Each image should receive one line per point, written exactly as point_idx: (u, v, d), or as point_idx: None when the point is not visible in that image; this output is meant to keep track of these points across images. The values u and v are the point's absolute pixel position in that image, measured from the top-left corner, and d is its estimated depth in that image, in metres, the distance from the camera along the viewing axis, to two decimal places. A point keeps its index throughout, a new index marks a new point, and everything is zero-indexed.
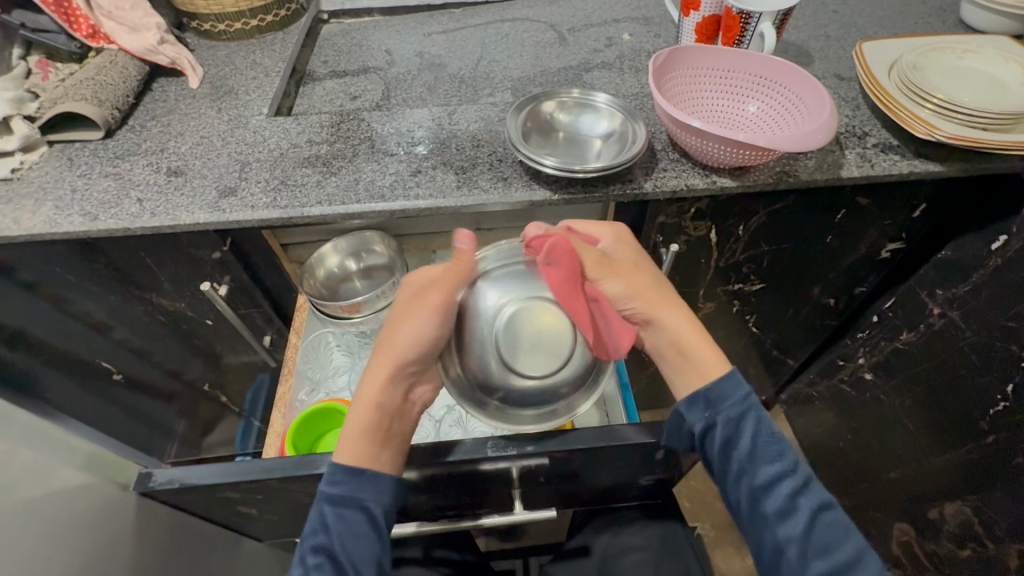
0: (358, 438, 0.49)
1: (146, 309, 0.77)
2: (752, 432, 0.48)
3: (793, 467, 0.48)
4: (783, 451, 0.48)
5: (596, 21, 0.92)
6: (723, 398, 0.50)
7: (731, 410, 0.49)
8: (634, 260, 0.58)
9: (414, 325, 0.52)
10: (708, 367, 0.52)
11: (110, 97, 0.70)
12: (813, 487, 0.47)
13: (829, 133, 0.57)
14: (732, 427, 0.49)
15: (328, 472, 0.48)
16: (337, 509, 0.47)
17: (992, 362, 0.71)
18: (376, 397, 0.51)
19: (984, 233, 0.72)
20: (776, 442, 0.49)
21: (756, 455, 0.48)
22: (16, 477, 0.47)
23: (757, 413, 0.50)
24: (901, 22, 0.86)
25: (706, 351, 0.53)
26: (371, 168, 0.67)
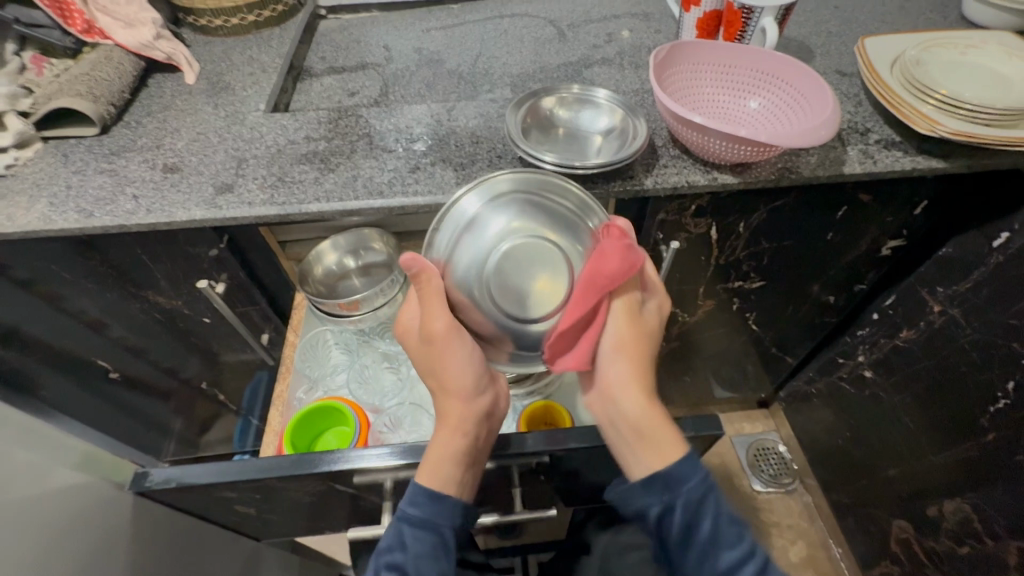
0: (438, 468, 0.48)
1: (143, 307, 0.77)
2: (712, 516, 0.46)
3: (752, 549, 0.46)
4: (743, 534, 0.46)
5: (595, 17, 0.91)
6: (680, 480, 0.46)
7: (692, 490, 0.46)
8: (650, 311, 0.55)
9: (454, 355, 0.50)
10: (664, 453, 0.48)
11: (105, 92, 0.69)
12: (770, 573, 0.45)
13: (832, 129, 0.57)
14: (693, 511, 0.45)
15: (409, 494, 0.48)
16: (415, 530, 0.46)
17: (993, 360, 0.71)
18: (458, 426, 0.50)
19: (986, 230, 0.72)
20: (736, 522, 0.46)
21: (717, 542, 0.45)
22: (10, 477, 0.46)
23: (717, 491, 0.47)
24: (902, 18, 0.85)
25: (668, 435, 0.49)
26: (369, 164, 0.66)
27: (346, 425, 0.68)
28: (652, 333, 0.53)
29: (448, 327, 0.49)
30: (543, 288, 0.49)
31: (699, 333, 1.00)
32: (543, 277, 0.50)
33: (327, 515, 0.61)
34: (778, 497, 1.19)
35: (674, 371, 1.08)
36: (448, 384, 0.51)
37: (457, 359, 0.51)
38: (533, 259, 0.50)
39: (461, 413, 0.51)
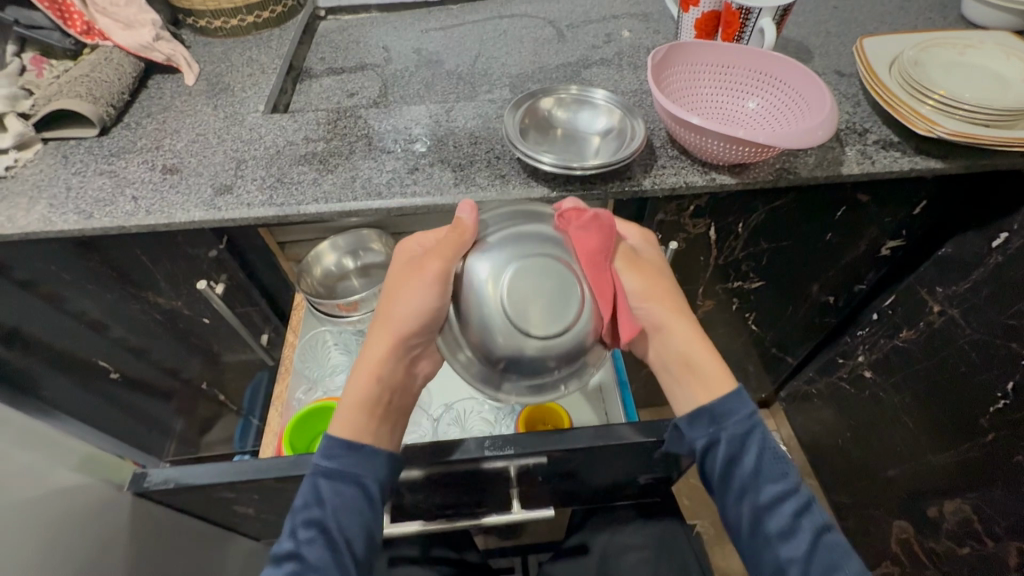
0: (348, 411, 0.50)
1: (142, 307, 0.77)
2: (756, 451, 0.48)
3: (796, 483, 0.47)
4: (787, 470, 0.48)
5: (594, 17, 0.91)
6: (725, 413, 0.49)
7: (736, 428, 0.48)
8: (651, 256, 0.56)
9: (410, 299, 0.50)
10: (716, 379, 0.51)
11: (105, 93, 0.69)
12: (814, 509, 0.47)
13: (830, 129, 0.57)
14: (736, 445, 0.48)
15: (325, 448, 0.49)
16: (332, 483, 0.47)
17: (992, 360, 0.71)
18: (372, 371, 0.52)
19: (985, 231, 0.72)
20: (779, 460, 0.48)
21: (761, 473, 0.47)
22: (9, 478, 0.46)
23: (762, 429, 0.49)
24: (901, 18, 0.85)
25: (712, 364, 0.51)
26: (368, 165, 0.66)
27: None
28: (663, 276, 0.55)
29: (441, 273, 0.49)
30: (551, 310, 0.48)
31: (699, 334, 0.99)
32: (546, 299, 0.48)
33: None
34: None
35: None
36: (396, 326, 0.51)
37: (416, 304, 0.50)
38: (528, 270, 0.48)
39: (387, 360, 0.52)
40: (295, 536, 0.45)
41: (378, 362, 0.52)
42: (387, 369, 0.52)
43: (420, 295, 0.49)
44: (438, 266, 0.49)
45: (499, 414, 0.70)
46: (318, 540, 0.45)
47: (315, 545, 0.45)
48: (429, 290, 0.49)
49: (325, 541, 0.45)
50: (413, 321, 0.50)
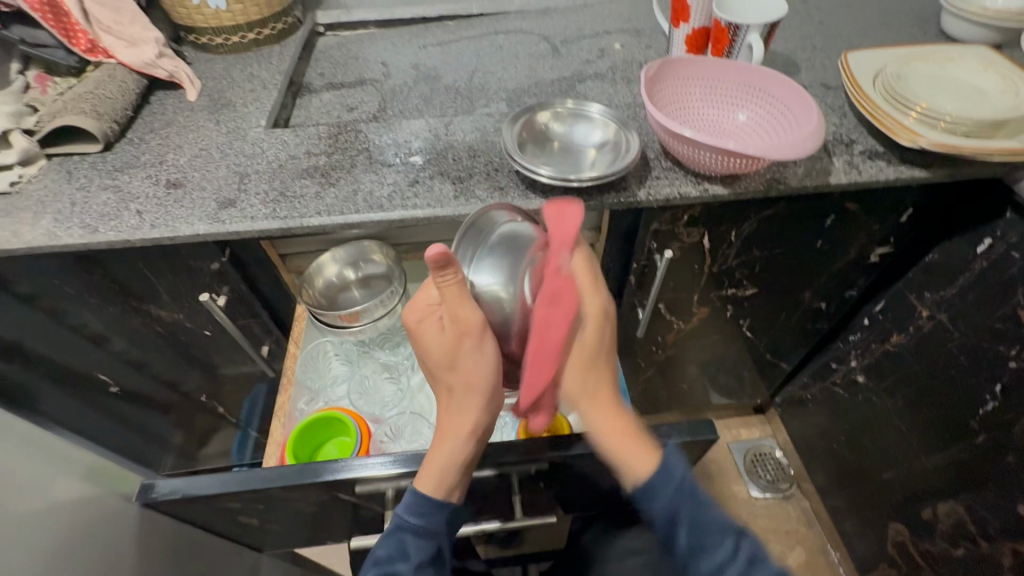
0: (446, 477, 0.49)
1: (144, 320, 0.77)
2: (685, 527, 0.46)
3: (736, 547, 0.46)
4: (723, 534, 0.46)
5: (588, 33, 0.94)
6: (657, 488, 0.47)
7: (662, 508, 0.47)
8: (542, 309, 0.49)
9: (478, 359, 0.49)
10: (636, 460, 0.49)
11: (108, 110, 0.71)
12: (760, 566, 0.45)
13: (818, 141, 0.59)
14: (669, 528, 0.47)
15: (411, 506, 0.49)
16: (418, 539, 0.48)
17: (981, 362, 0.73)
18: (469, 429, 0.50)
19: (969, 237, 0.74)
20: (715, 525, 0.46)
21: (695, 548, 0.46)
22: (15, 490, 0.46)
23: (691, 496, 0.47)
24: (883, 33, 0.88)
25: (629, 442, 0.49)
26: (369, 178, 0.68)
27: (347, 436, 0.69)
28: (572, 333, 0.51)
29: (482, 322, 0.49)
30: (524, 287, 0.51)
31: (695, 342, 1.01)
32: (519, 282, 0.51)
33: (328, 525, 0.62)
34: (776, 503, 1.19)
35: (670, 378, 1.09)
36: (477, 385, 0.50)
37: (487, 361, 0.50)
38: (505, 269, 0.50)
39: (482, 417, 0.51)
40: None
41: (468, 419, 0.51)
42: (483, 422, 0.51)
43: (488, 350, 0.49)
44: (477, 317, 0.48)
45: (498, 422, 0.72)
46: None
47: None
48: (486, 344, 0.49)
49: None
50: (492, 380, 0.51)
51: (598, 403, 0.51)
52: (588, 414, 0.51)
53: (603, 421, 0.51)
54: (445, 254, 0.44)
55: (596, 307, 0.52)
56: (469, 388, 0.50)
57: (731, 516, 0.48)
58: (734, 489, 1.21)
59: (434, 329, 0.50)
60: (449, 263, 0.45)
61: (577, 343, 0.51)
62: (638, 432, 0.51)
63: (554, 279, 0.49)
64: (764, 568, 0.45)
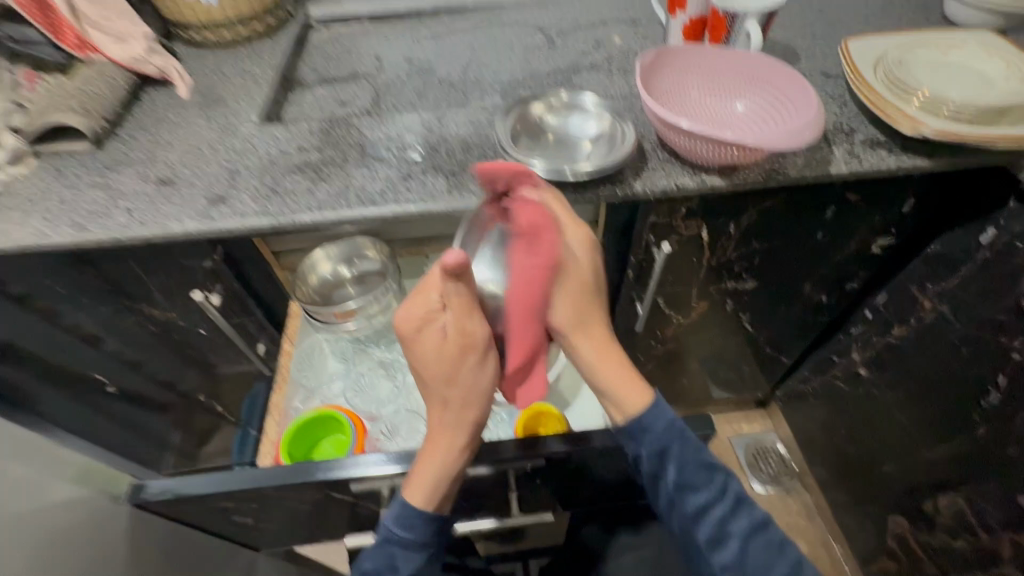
0: (438, 490, 0.49)
1: (138, 320, 0.77)
2: (675, 463, 0.48)
3: (723, 488, 0.48)
4: (712, 474, 0.48)
5: (584, 24, 0.92)
6: (647, 424, 0.49)
7: (652, 449, 0.48)
8: (565, 246, 0.50)
9: (480, 371, 0.49)
10: (630, 391, 0.50)
11: (98, 107, 0.70)
12: (747, 508, 0.48)
13: (817, 130, 0.57)
14: (657, 462, 0.48)
15: (398, 519, 0.48)
16: (405, 551, 0.48)
17: (984, 354, 0.72)
18: (462, 445, 0.50)
19: (972, 227, 0.73)
20: (704, 465, 0.48)
21: (684, 486, 0.48)
22: (4, 493, 0.46)
23: (679, 436, 0.49)
24: (885, 20, 0.87)
25: (624, 373, 0.51)
26: (361, 173, 0.67)
27: (343, 434, 0.68)
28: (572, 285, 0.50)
29: (489, 337, 0.48)
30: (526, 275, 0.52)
31: (694, 336, 1.00)
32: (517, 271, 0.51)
33: (324, 523, 0.61)
34: (777, 497, 1.19)
35: (669, 373, 1.09)
36: (474, 400, 0.50)
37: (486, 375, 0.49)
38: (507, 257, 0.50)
39: (476, 431, 0.51)
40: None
41: (462, 434, 0.50)
42: (474, 438, 0.51)
43: (490, 366, 0.49)
44: (486, 329, 0.47)
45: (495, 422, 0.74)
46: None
47: None
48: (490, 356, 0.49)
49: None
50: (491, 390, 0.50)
51: (589, 329, 0.51)
52: (583, 347, 0.51)
53: (596, 348, 0.51)
54: (462, 261, 0.43)
55: (589, 263, 0.51)
56: (466, 400, 0.49)
57: (720, 463, 0.50)
58: None
59: (435, 340, 0.48)
60: (464, 271, 0.44)
61: (567, 279, 0.49)
62: (627, 359, 0.52)
63: (527, 266, 0.47)
64: (749, 510, 0.48)
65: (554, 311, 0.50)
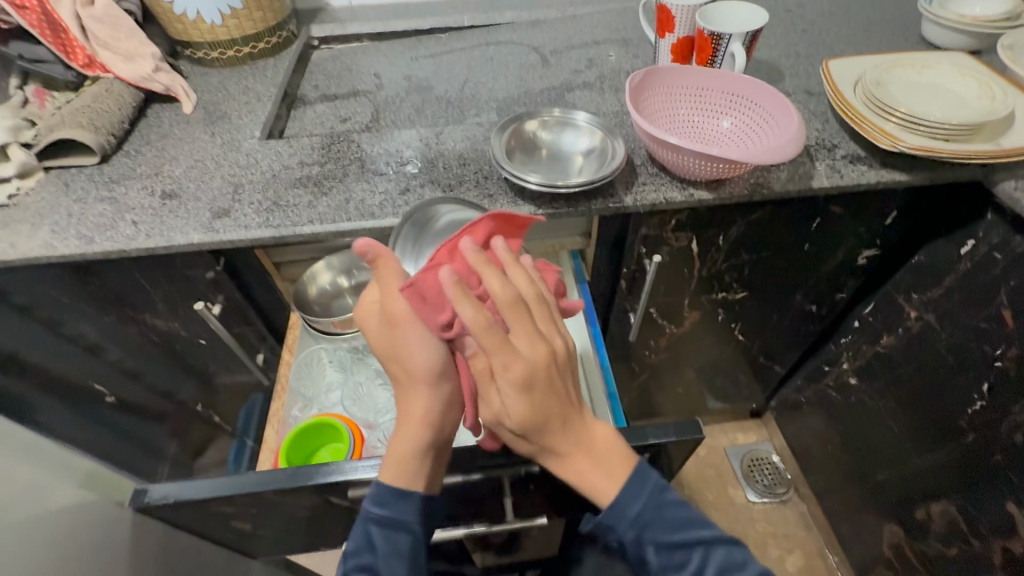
0: (405, 466, 0.48)
1: (140, 330, 0.78)
2: (653, 545, 0.46)
3: (704, 563, 0.45)
4: (691, 549, 0.46)
5: (577, 43, 0.96)
6: (621, 511, 0.46)
7: (628, 529, 0.46)
8: (523, 349, 0.42)
9: (418, 337, 0.48)
10: (601, 491, 0.46)
11: (105, 123, 0.72)
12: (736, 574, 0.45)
13: (798, 146, 0.60)
14: (635, 545, 0.47)
15: (374, 496, 0.48)
16: (383, 530, 0.47)
17: (969, 362, 0.74)
18: (422, 419, 0.49)
19: (952, 239, 0.76)
20: (682, 543, 0.46)
21: (666, 567, 0.46)
22: (10, 497, 0.47)
23: (654, 511, 0.46)
24: (866, 40, 0.90)
25: (602, 469, 0.46)
26: (361, 187, 0.69)
27: (341, 442, 0.70)
28: (529, 392, 0.42)
29: (412, 313, 0.48)
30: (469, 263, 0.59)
31: (688, 346, 1.01)
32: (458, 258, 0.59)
33: (322, 530, 0.62)
34: (773, 507, 1.19)
35: (664, 383, 1.10)
36: (415, 371, 0.48)
37: (422, 341, 0.48)
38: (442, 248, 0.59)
39: (434, 403, 0.49)
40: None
41: (422, 406, 0.49)
42: (438, 411, 0.49)
43: (427, 338, 0.48)
44: (406, 302, 0.47)
45: None
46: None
47: None
48: (423, 322, 0.48)
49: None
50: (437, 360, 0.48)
51: (561, 442, 0.45)
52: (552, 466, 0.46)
53: (568, 449, 0.45)
54: (366, 246, 0.46)
55: (545, 353, 0.43)
56: (414, 372, 0.48)
57: (706, 527, 0.47)
58: (731, 493, 1.21)
59: (376, 326, 0.49)
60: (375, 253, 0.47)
61: (525, 365, 0.42)
62: (607, 451, 0.46)
63: (486, 329, 0.41)
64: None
65: (512, 401, 0.42)
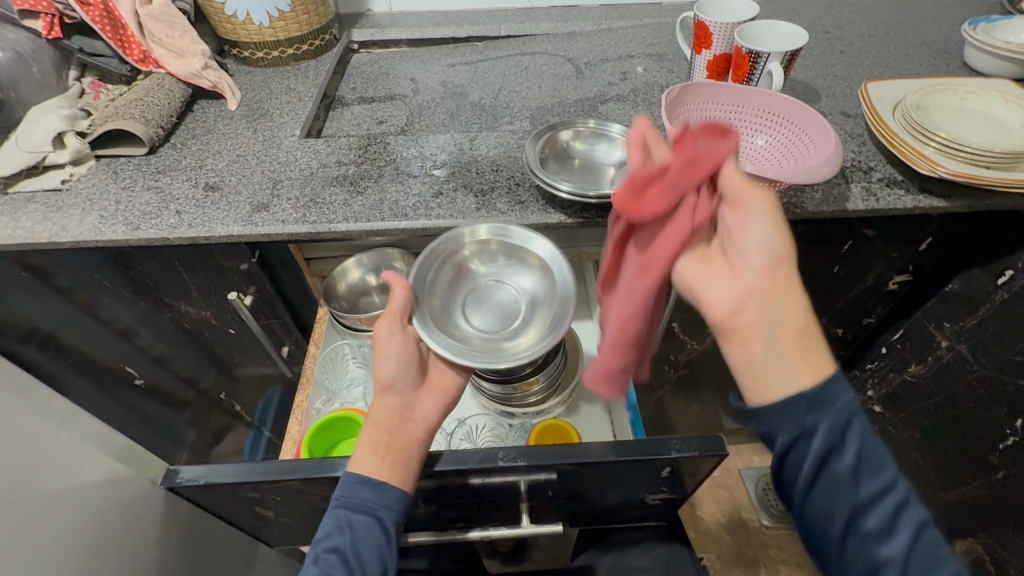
0: (365, 454, 0.52)
1: (173, 316, 0.81)
2: (856, 441, 0.43)
3: (888, 486, 0.44)
4: (880, 471, 0.44)
5: (612, 56, 0.97)
6: (830, 400, 0.44)
7: (830, 418, 0.43)
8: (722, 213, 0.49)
9: (384, 354, 0.57)
10: (808, 364, 0.44)
11: (155, 116, 0.75)
12: (914, 503, 0.44)
13: (835, 167, 0.59)
14: (838, 436, 0.43)
15: (343, 484, 0.51)
16: (351, 513, 0.50)
17: (1001, 397, 0.70)
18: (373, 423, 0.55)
19: (990, 268, 0.73)
20: (880, 451, 0.44)
21: (861, 470, 0.43)
22: (54, 470, 0.49)
23: (850, 425, 0.44)
24: (906, 64, 0.89)
25: (809, 347, 0.45)
26: (395, 188, 0.70)
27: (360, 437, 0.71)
28: (765, 253, 0.46)
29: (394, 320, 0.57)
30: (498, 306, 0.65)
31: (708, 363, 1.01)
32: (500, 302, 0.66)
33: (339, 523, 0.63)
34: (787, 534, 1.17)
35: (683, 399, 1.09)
36: (383, 383, 0.56)
37: (393, 356, 0.57)
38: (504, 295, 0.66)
39: (389, 405, 0.56)
40: (316, 565, 0.48)
41: (375, 411, 0.56)
42: (385, 415, 0.56)
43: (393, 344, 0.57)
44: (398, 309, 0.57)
45: (510, 431, 0.74)
46: (339, 566, 0.48)
47: (336, 571, 0.48)
48: (389, 344, 0.57)
49: (345, 570, 0.48)
50: (398, 374, 0.57)
51: (760, 320, 0.45)
52: (731, 349, 0.47)
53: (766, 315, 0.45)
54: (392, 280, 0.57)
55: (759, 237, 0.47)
56: (382, 387, 0.57)
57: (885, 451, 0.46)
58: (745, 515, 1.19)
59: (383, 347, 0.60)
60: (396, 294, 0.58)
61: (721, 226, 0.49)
62: (810, 343, 0.45)
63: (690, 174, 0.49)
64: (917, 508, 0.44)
65: (747, 244, 0.48)
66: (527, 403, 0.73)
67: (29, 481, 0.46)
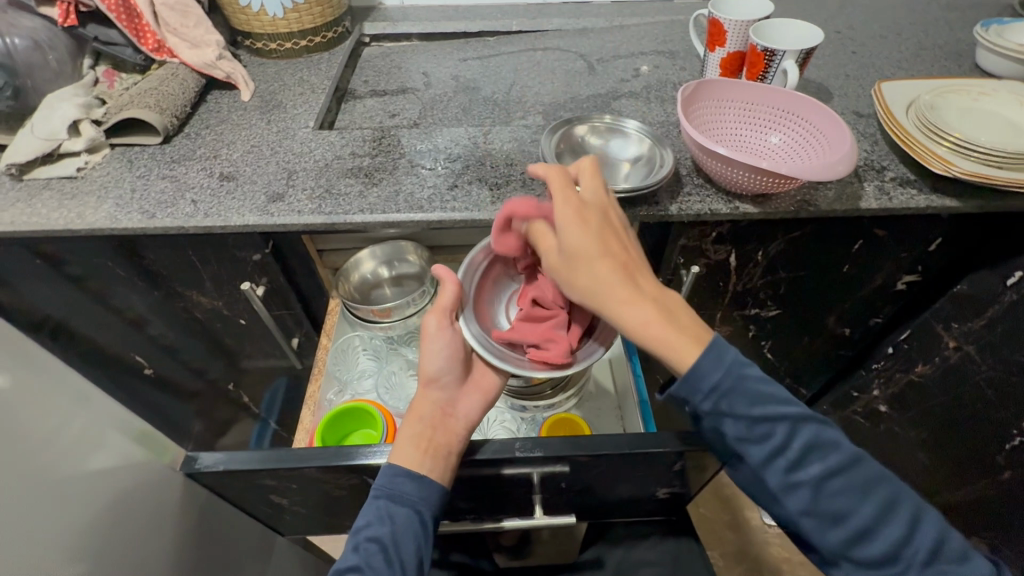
0: (408, 446, 0.53)
1: (185, 305, 0.81)
2: (731, 418, 0.44)
3: (791, 434, 0.43)
4: (779, 422, 0.43)
5: (624, 53, 0.97)
6: (699, 378, 0.44)
7: (704, 398, 0.44)
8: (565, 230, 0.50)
9: (432, 349, 0.58)
10: (674, 344, 0.45)
11: (170, 106, 0.75)
12: (822, 451, 0.43)
13: (850, 164, 0.59)
14: (714, 417, 0.45)
15: (384, 474, 0.52)
16: (392, 504, 0.50)
17: (1009, 398, 0.71)
18: (417, 414, 0.56)
19: (1000, 270, 0.73)
20: (771, 413, 0.43)
21: (742, 440, 0.45)
22: (73, 455, 0.49)
23: (737, 383, 0.44)
24: (918, 65, 0.90)
25: (671, 329, 0.45)
26: (410, 180, 0.71)
27: (373, 428, 0.71)
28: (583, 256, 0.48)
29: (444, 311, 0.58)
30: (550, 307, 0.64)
31: None
32: None
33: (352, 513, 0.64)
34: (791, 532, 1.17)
35: None
36: (430, 376, 0.58)
37: (440, 351, 0.58)
38: None
39: (434, 398, 0.57)
40: (357, 554, 0.49)
41: (418, 403, 0.57)
42: (429, 406, 0.57)
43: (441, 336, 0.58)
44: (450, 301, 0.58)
45: (522, 424, 0.74)
46: (380, 555, 0.48)
47: (376, 560, 0.48)
48: (438, 338, 0.58)
49: (386, 559, 0.48)
50: (445, 369, 0.58)
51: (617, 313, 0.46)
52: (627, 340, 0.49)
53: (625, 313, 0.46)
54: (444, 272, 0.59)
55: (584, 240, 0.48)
56: (428, 380, 0.58)
57: (789, 403, 0.44)
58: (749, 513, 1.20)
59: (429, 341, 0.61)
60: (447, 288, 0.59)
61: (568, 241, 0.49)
62: (674, 318, 0.46)
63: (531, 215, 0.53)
64: (824, 454, 0.43)
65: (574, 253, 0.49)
66: (540, 398, 0.72)
67: (49, 465, 0.46)
